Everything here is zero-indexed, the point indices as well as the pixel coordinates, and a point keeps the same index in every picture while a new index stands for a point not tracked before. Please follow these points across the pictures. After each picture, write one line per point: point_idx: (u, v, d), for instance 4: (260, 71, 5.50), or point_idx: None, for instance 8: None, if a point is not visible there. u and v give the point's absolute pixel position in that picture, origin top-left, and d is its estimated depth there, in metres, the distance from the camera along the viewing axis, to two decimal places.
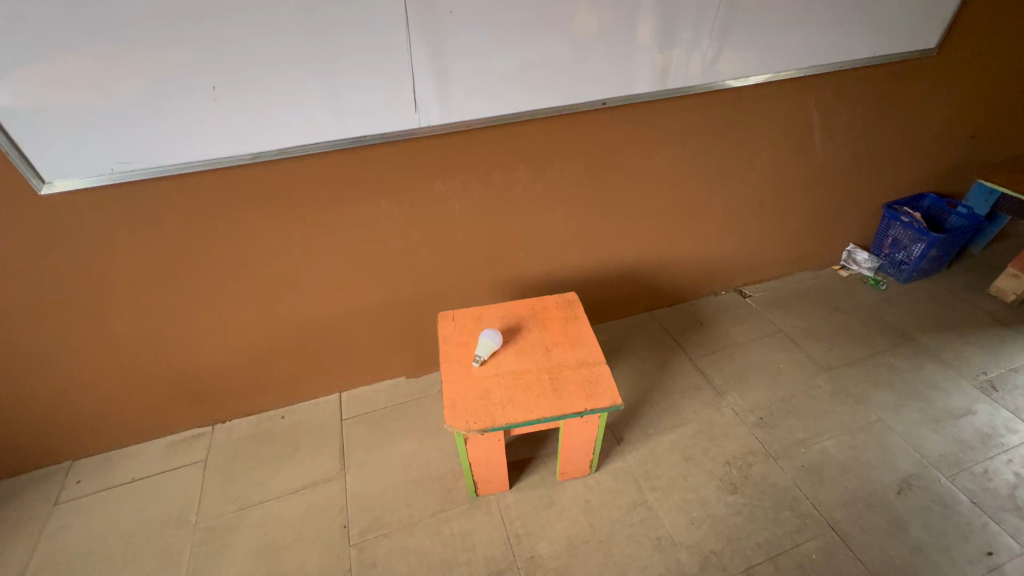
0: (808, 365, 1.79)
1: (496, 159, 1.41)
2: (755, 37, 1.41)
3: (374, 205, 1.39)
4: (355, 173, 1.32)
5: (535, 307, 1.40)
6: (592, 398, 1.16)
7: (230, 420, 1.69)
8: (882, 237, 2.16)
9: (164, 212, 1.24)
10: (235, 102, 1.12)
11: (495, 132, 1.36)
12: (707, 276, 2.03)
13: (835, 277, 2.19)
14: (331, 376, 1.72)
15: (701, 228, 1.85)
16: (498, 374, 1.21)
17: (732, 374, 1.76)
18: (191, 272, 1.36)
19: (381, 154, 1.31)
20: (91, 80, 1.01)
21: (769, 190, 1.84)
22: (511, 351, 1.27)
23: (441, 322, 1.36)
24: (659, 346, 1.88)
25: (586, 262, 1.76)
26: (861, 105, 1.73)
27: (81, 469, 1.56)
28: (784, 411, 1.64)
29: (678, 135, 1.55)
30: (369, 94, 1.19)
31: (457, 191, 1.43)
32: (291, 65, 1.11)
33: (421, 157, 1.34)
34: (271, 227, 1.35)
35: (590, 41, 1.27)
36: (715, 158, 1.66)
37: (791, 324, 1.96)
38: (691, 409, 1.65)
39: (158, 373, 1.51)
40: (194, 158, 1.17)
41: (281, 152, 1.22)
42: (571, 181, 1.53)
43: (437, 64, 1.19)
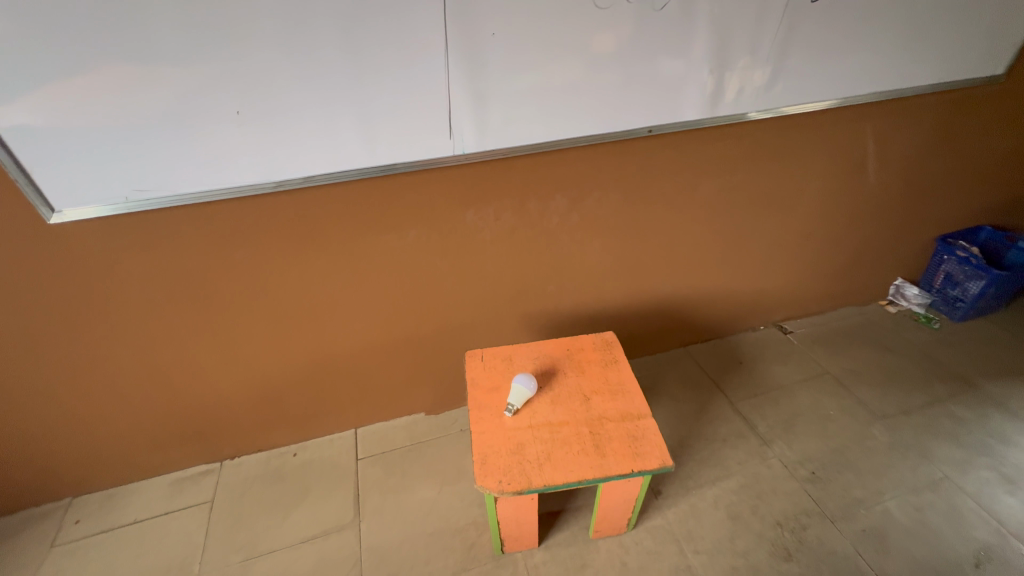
0: (861, 413, 1.64)
1: (533, 187, 1.31)
2: (814, 62, 1.31)
3: (400, 235, 1.30)
4: (382, 201, 1.24)
5: (570, 348, 1.29)
6: (638, 457, 1.04)
7: (238, 457, 1.59)
8: (933, 271, 2.03)
9: (180, 241, 1.17)
10: (259, 127, 1.05)
11: (532, 160, 1.27)
12: (746, 310, 1.91)
13: (882, 313, 2.05)
14: (346, 411, 1.62)
15: (743, 261, 1.74)
16: (533, 426, 1.10)
17: (777, 420, 1.63)
18: (206, 304, 1.28)
19: (412, 181, 1.22)
20: (110, 105, 0.95)
21: (817, 222, 1.73)
22: (545, 399, 1.16)
23: (468, 362, 1.26)
24: (696, 386, 1.75)
25: (621, 295, 1.65)
26: (919, 133, 1.61)
27: (81, 507, 1.46)
28: (838, 464, 1.49)
29: (724, 164, 1.46)
30: (402, 120, 1.12)
31: (489, 222, 1.34)
32: (324, 88, 1.03)
33: (453, 185, 1.25)
34: (291, 257, 1.27)
35: (639, 64, 1.18)
36: (762, 188, 1.56)
37: (839, 364, 1.82)
38: (735, 460, 1.51)
39: (165, 407, 1.42)
40: (214, 187, 1.10)
41: (305, 181, 1.14)
42: (610, 211, 1.43)
43: (476, 87, 1.11)
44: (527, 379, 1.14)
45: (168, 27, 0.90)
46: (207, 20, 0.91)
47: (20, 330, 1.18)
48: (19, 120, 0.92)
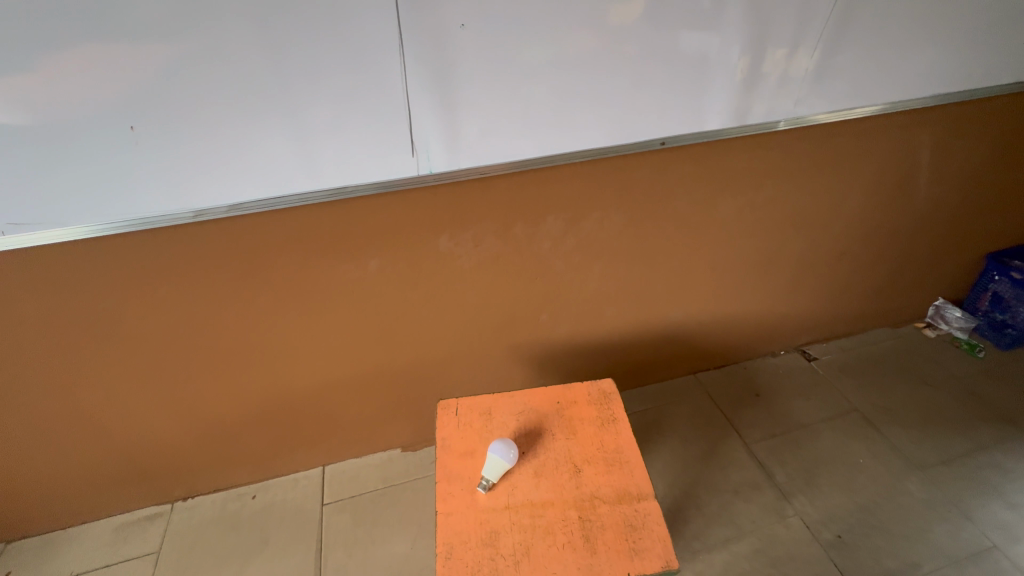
0: (894, 461, 1.44)
1: (518, 209, 1.10)
2: (863, 61, 1.07)
3: (360, 265, 1.10)
4: (335, 227, 1.03)
5: (561, 400, 1.09)
6: (636, 556, 0.85)
7: (192, 497, 1.43)
8: (979, 291, 1.79)
9: (91, 277, 0.98)
10: (168, 146, 0.85)
11: (516, 179, 1.05)
12: (765, 335, 1.70)
13: (919, 337, 1.82)
14: (311, 450, 1.45)
15: (764, 284, 1.52)
16: (511, 506, 0.92)
17: (798, 468, 1.43)
18: (132, 344, 1.10)
19: (372, 204, 1.02)
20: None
21: (852, 240, 1.50)
22: (527, 470, 0.97)
23: (440, 416, 1.07)
24: (707, 424, 1.56)
25: (623, 323, 1.44)
26: (981, 141, 1.36)
27: (14, 555, 1.32)
28: (868, 526, 1.30)
29: (749, 179, 1.23)
30: (353, 133, 0.91)
31: (467, 248, 1.13)
32: (250, 96, 0.83)
33: (422, 209, 1.04)
34: (231, 291, 1.08)
35: (646, 64, 0.96)
36: (792, 205, 1.33)
37: (869, 400, 1.62)
38: (748, 517, 1.33)
39: (97, 453, 1.25)
40: (116, 217, 0.90)
41: (231, 209, 0.95)
42: (613, 234, 1.22)
43: (443, 91, 0.89)
44: (505, 447, 0.94)
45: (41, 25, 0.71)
46: (91, 11, 0.72)
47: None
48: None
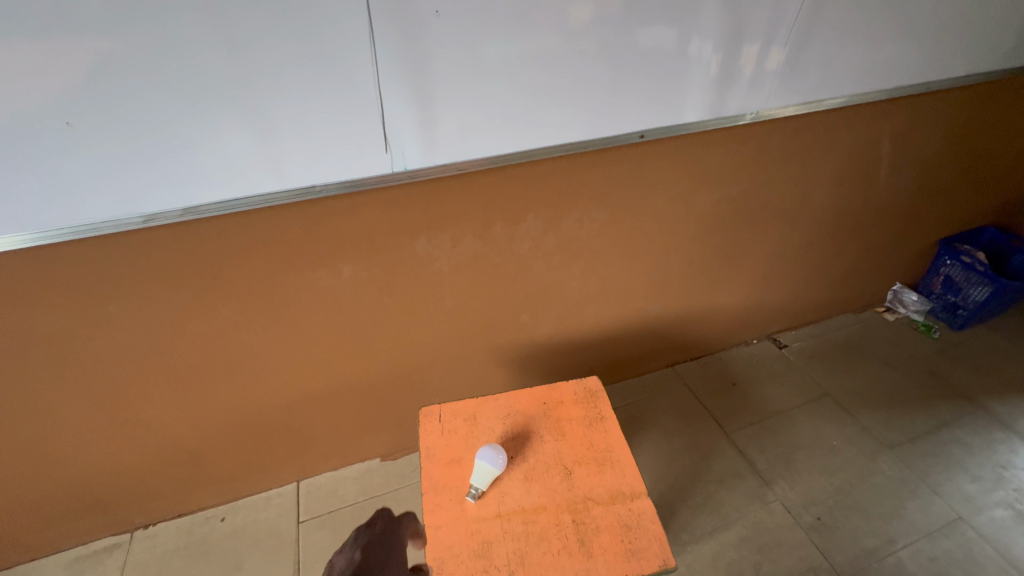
0: (864, 442, 1.50)
1: (498, 207, 1.06)
2: (832, 53, 1.09)
3: (333, 271, 1.04)
4: (304, 231, 0.97)
5: (547, 401, 1.07)
6: (633, 557, 0.83)
7: (154, 524, 1.34)
8: (933, 276, 1.88)
9: (26, 295, 0.88)
10: (111, 145, 0.76)
11: (495, 176, 1.02)
12: (739, 325, 1.73)
13: (881, 321, 1.90)
14: (284, 466, 1.37)
15: (738, 275, 1.54)
16: (502, 515, 0.89)
17: (777, 454, 1.47)
18: (80, 365, 1.00)
19: (344, 206, 0.96)
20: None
21: (819, 230, 1.54)
22: (518, 475, 0.94)
23: (422, 425, 1.03)
24: (688, 416, 1.57)
25: (603, 320, 1.43)
26: (936, 131, 1.42)
27: None
28: (845, 507, 1.34)
29: (724, 172, 1.23)
30: (321, 129, 0.85)
31: (445, 250, 1.08)
32: (203, 88, 0.76)
33: (398, 209, 0.99)
34: (190, 305, 1.00)
35: (625, 55, 0.94)
36: (764, 197, 1.35)
37: (838, 384, 1.67)
38: (733, 506, 1.35)
39: (43, 485, 1.14)
40: (54, 224, 0.81)
41: (187, 212, 0.87)
42: (593, 231, 1.20)
43: (419, 85, 0.85)
44: (492, 454, 0.91)
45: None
46: None
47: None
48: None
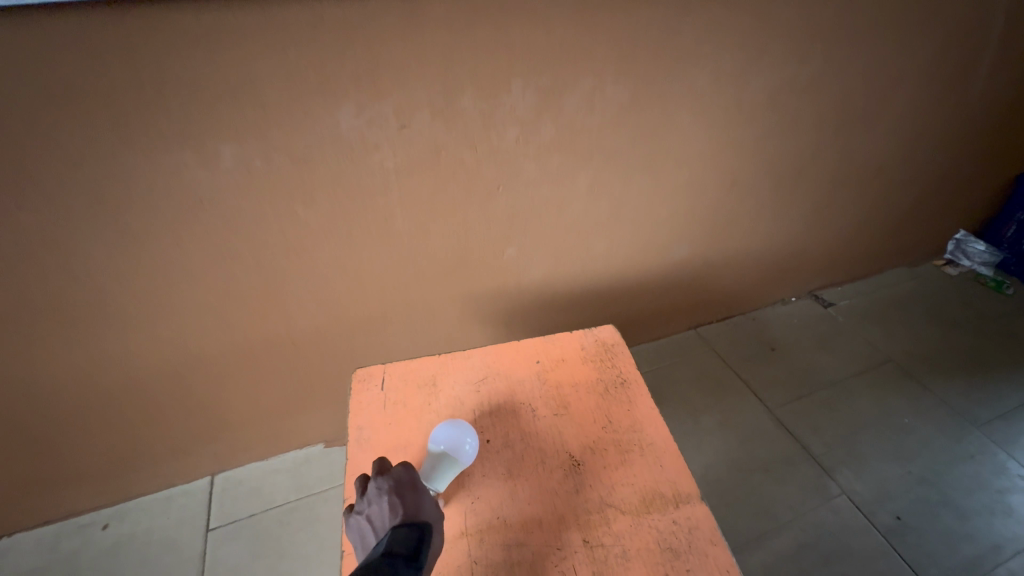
0: (943, 419, 1.18)
1: (466, 68, 0.70)
2: None
3: (209, 163, 0.68)
4: (147, 82, 0.60)
5: (541, 359, 0.73)
6: None
7: (12, 535, 0.99)
8: (1004, 220, 1.56)
9: None
10: None
11: (459, 8, 0.65)
12: (777, 277, 1.40)
13: (941, 276, 1.58)
14: (187, 457, 1.02)
15: (783, 208, 1.21)
16: (470, 533, 0.55)
17: (836, 434, 1.15)
18: None
19: (212, 41, 0.59)
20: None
21: (886, 148, 1.21)
22: (497, 469, 0.61)
23: (355, 395, 0.69)
24: (719, 388, 1.25)
25: (613, 261, 1.09)
26: None
27: None
28: (932, 502, 1.03)
29: (784, 41, 0.89)
30: None
31: (388, 137, 0.73)
32: None
33: (308, 57, 0.63)
34: None
35: None
36: (828, 90, 1.01)
37: (900, 348, 1.35)
38: (787, 502, 1.03)
39: None
40: None
41: None
42: (604, 123, 0.85)
43: None
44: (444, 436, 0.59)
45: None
46: None
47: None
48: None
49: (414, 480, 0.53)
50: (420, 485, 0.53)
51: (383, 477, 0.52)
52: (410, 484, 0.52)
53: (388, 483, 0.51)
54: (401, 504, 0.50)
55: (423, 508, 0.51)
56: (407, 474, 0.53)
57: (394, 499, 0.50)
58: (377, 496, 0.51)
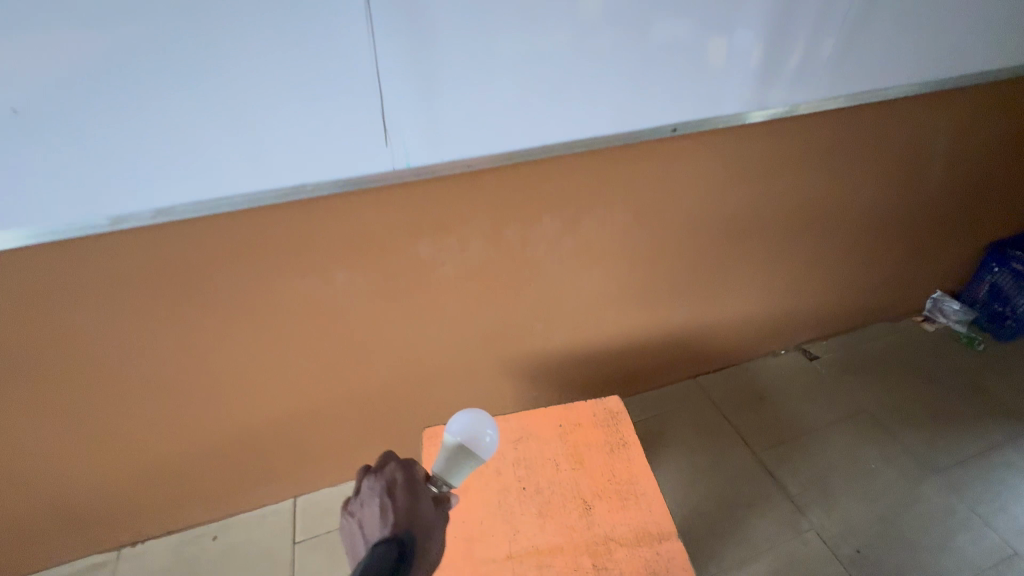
0: (907, 466, 1.38)
1: (511, 208, 0.96)
2: (886, 35, 0.98)
3: (326, 278, 0.95)
4: (296, 235, 0.88)
5: (563, 423, 0.97)
6: None
7: (144, 541, 1.27)
8: (977, 282, 1.74)
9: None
10: (69, 137, 0.68)
11: (508, 174, 0.92)
12: (766, 334, 1.62)
13: (919, 331, 1.77)
14: (278, 482, 1.28)
15: (768, 282, 1.43)
16: (514, 555, 0.79)
17: (811, 477, 1.35)
18: (57, 381, 0.93)
19: (341, 207, 0.87)
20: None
21: (857, 232, 1.42)
22: (531, 509, 0.84)
23: (426, 448, 0.94)
24: (712, 433, 1.46)
25: (622, 329, 1.33)
26: (989, 125, 1.30)
27: None
28: (888, 538, 1.23)
29: (758, 168, 1.13)
30: (310, 124, 0.76)
31: (451, 255, 0.99)
32: (174, 76, 0.67)
33: (402, 211, 0.90)
34: (168, 311, 0.91)
35: (654, 39, 0.83)
36: (799, 196, 1.24)
37: (875, 400, 1.55)
38: (764, 534, 1.24)
39: (30, 502, 1.09)
40: (12, 229, 0.73)
41: (163, 213, 0.78)
42: (614, 234, 1.09)
43: (422, 69, 0.75)
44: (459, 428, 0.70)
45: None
46: None
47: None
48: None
49: (405, 480, 0.70)
50: (410, 484, 0.70)
51: (378, 478, 0.70)
52: (401, 484, 0.70)
53: (382, 483, 0.69)
54: (392, 500, 0.66)
55: (411, 505, 0.67)
56: (398, 476, 0.71)
57: (386, 496, 0.67)
58: (373, 494, 0.68)
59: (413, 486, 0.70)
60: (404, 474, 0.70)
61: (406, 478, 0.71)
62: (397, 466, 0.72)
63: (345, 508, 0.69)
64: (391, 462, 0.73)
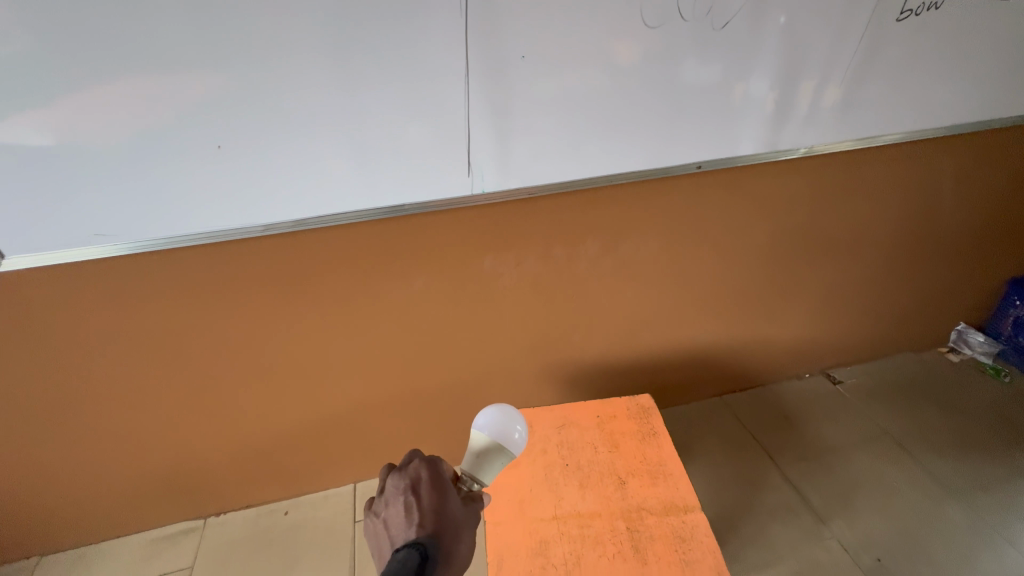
0: (929, 486, 1.44)
1: (560, 229, 1.15)
2: (890, 90, 1.14)
3: (405, 283, 1.14)
4: (388, 246, 1.08)
5: (601, 415, 1.11)
6: (687, 566, 0.85)
7: (225, 513, 1.45)
8: (1001, 316, 1.80)
9: (154, 293, 1.03)
10: (244, 165, 0.90)
11: (559, 200, 1.11)
12: (791, 357, 1.71)
13: (945, 362, 1.83)
14: (343, 467, 1.46)
15: (790, 306, 1.55)
16: (559, 517, 0.93)
17: (834, 492, 1.43)
18: (187, 359, 1.14)
19: (424, 223, 1.07)
20: (49, 140, 0.80)
21: (875, 263, 1.54)
22: (573, 482, 0.98)
23: None
24: (738, 447, 1.56)
25: (653, 343, 1.47)
26: (997, 167, 1.42)
27: (51, 568, 1.35)
28: (909, 551, 1.29)
29: (777, 201, 1.28)
30: (410, 157, 0.96)
31: (508, 268, 1.18)
32: (319, 122, 0.89)
33: (472, 228, 1.10)
34: (280, 305, 1.11)
35: (687, 95, 1.02)
36: (816, 227, 1.38)
37: (899, 425, 1.62)
38: (787, 540, 1.32)
39: (143, 467, 1.29)
40: (190, 232, 0.95)
41: (298, 224, 0.99)
42: (647, 255, 1.26)
43: (499, 117, 0.95)
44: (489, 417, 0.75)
45: (104, 44, 0.75)
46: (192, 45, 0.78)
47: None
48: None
49: (429, 479, 0.69)
50: (433, 483, 0.69)
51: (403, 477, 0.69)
52: (426, 482, 0.68)
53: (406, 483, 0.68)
54: (416, 501, 0.66)
55: (436, 506, 0.66)
56: (423, 473, 0.69)
57: (409, 498, 0.66)
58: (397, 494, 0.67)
59: (438, 484, 0.69)
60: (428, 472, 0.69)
61: (429, 477, 0.69)
62: (422, 462, 0.70)
63: (371, 507, 0.69)
64: (415, 457, 0.72)
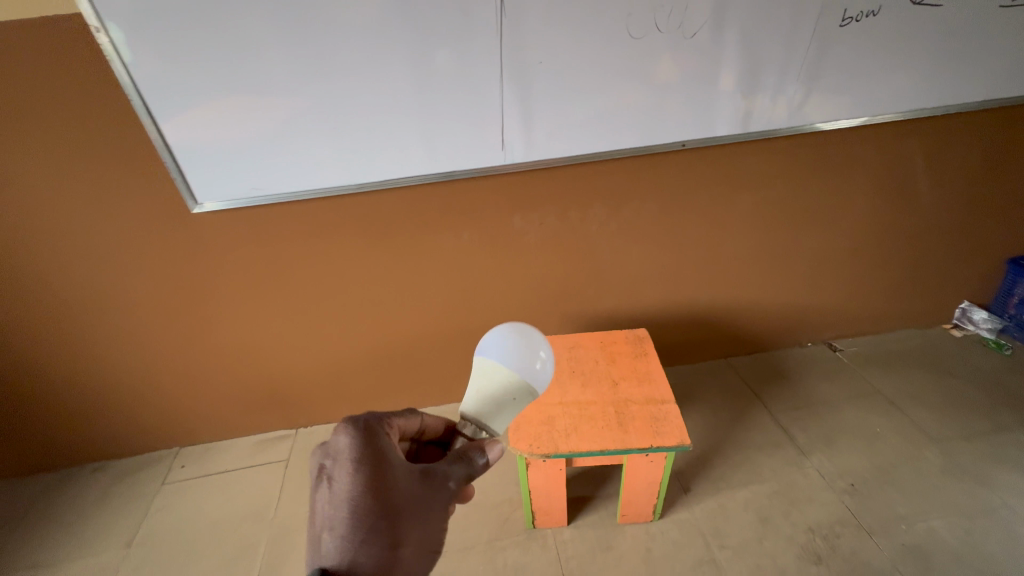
0: (911, 434, 1.60)
1: (573, 196, 1.47)
2: (851, 80, 1.37)
3: (454, 237, 1.50)
4: (442, 205, 1.44)
5: (604, 341, 1.40)
6: (658, 434, 1.13)
7: (311, 426, 1.85)
8: (1005, 294, 1.91)
9: (277, 238, 1.44)
10: (349, 140, 1.28)
11: (573, 171, 1.43)
12: (792, 325, 1.91)
13: (948, 337, 1.96)
14: (402, 394, 1.82)
15: (785, 273, 1.76)
16: (564, 402, 1.23)
17: (819, 434, 1.62)
18: (293, 292, 1.55)
19: (469, 188, 1.42)
20: (235, 126, 1.22)
21: (864, 237, 1.72)
22: (577, 382, 1.28)
23: None
24: (736, 397, 1.78)
25: (658, 300, 1.74)
26: (976, 149, 1.58)
27: (187, 456, 1.80)
28: (881, 480, 1.47)
29: (760, 177, 1.53)
30: (459, 136, 1.31)
31: (534, 226, 1.51)
32: (397, 111, 1.26)
33: (506, 192, 1.44)
34: (362, 251, 1.50)
35: (670, 87, 1.31)
36: (800, 201, 1.60)
37: (892, 385, 1.77)
38: (770, 467, 1.53)
39: (255, 379, 1.71)
40: (311, 187, 1.35)
41: (383, 183, 1.36)
42: (647, 220, 1.55)
43: (524, 106, 1.29)
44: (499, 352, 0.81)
45: (264, 63, 1.15)
46: (309, 59, 1.15)
47: (140, 301, 1.49)
48: (163, 141, 1.22)
49: (350, 464, 0.70)
50: (354, 467, 0.70)
51: (329, 462, 0.71)
52: (349, 466, 0.70)
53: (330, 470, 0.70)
54: (336, 491, 0.68)
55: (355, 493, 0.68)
56: (346, 458, 0.70)
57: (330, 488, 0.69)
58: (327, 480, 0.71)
59: (358, 468, 0.69)
60: (349, 457, 0.70)
61: (350, 451, 0.71)
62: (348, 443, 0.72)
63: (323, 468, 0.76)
64: (345, 433, 0.73)
